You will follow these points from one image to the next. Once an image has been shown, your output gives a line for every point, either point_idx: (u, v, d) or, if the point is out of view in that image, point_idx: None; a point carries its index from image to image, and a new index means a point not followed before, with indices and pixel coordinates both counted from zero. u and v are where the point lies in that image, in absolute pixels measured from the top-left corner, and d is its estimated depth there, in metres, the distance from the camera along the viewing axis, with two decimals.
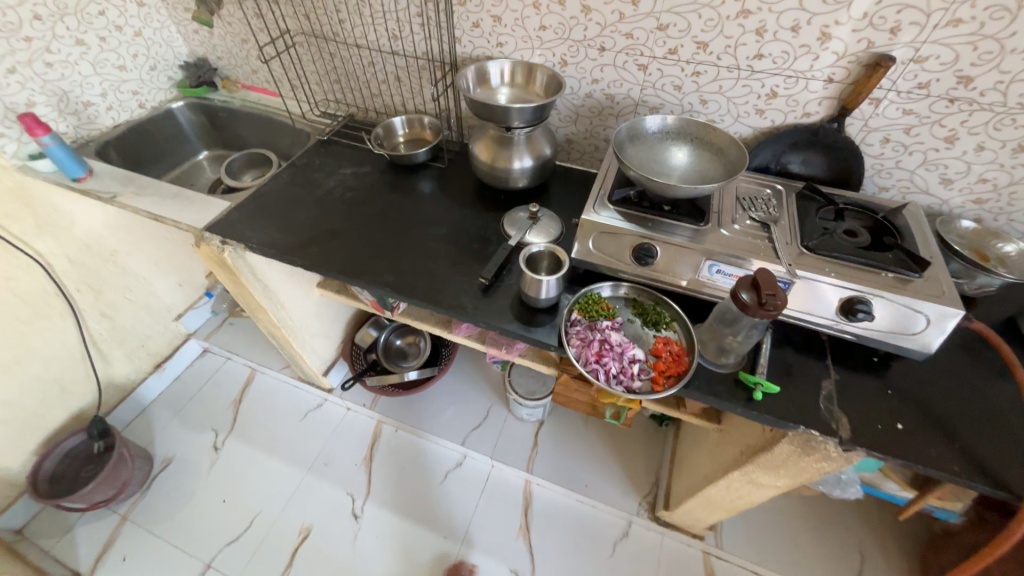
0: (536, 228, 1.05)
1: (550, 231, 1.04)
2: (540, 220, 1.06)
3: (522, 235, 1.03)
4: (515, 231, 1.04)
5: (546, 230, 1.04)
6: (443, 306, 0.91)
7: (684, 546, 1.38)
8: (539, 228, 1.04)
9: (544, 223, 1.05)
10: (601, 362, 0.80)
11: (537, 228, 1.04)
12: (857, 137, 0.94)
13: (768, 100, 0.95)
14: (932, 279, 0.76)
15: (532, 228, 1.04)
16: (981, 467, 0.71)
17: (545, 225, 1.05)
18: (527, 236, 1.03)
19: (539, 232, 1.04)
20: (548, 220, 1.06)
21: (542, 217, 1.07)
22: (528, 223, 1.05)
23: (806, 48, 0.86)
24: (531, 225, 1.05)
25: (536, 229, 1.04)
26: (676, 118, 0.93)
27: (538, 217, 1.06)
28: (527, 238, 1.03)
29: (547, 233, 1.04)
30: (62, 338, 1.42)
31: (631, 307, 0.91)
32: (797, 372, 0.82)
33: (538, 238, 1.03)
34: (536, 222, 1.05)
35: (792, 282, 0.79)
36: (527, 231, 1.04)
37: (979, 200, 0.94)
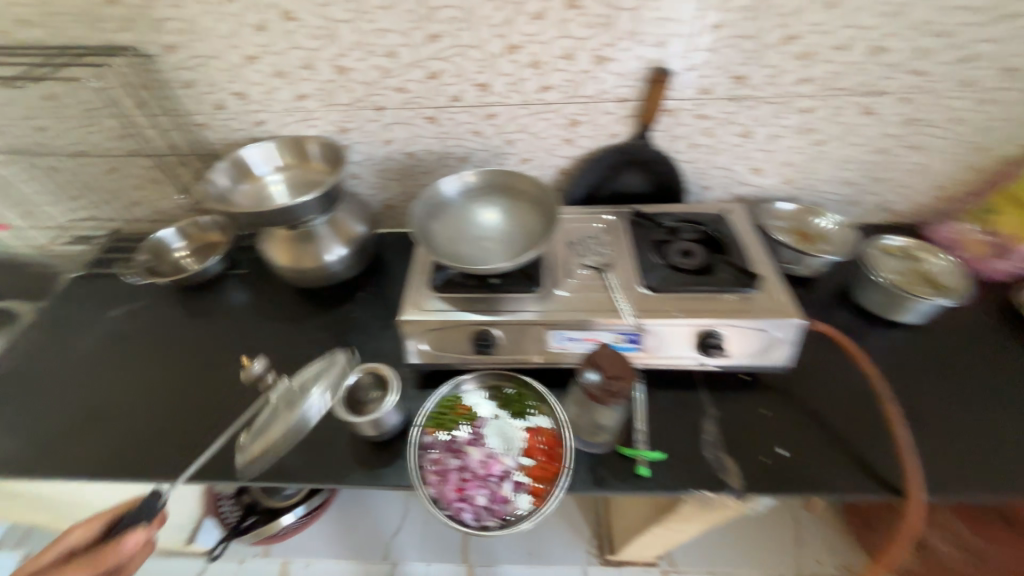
0: (299, 392, 0.69)
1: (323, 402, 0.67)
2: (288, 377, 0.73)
3: (260, 431, 0.69)
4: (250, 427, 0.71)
5: (312, 401, 0.66)
6: (264, 478, 0.71)
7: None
8: (295, 397, 0.68)
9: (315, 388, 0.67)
10: (467, 496, 0.66)
11: (297, 396, 0.68)
12: (667, 148, 0.90)
13: (572, 129, 0.87)
14: (767, 290, 0.74)
15: (291, 403, 0.68)
16: (868, 471, 0.68)
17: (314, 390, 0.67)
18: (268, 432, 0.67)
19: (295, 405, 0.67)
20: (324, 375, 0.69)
21: (320, 362, 0.73)
22: (286, 399, 0.69)
23: (587, 72, 0.78)
24: (288, 387, 0.71)
25: (293, 390, 0.69)
26: (476, 174, 0.80)
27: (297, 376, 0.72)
28: (267, 439, 0.67)
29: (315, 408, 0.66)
30: None
31: (492, 399, 0.78)
32: (677, 419, 0.75)
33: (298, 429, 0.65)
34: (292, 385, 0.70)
35: (643, 333, 0.72)
36: (274, 411, 0.69)
37: (789, 180, 0.95)
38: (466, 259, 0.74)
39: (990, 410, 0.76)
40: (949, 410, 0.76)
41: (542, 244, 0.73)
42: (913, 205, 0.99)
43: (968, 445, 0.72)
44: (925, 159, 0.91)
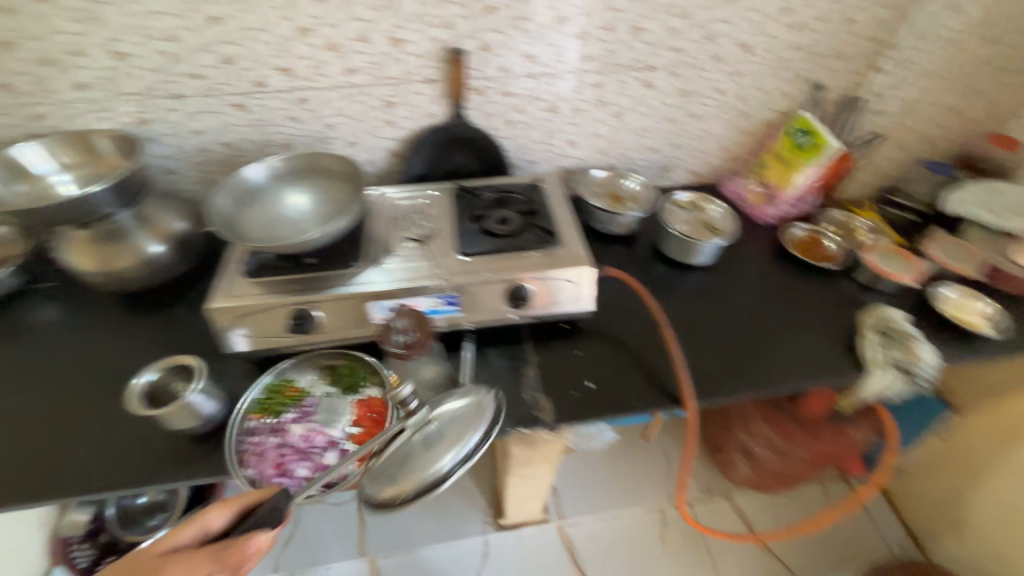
0: (449, 428, 0.61)
1: (480, 438, 0.61)
2: (434, 404, 0.63)
3: (402, 465, 0.59)
4: (383, 452, 0.60)
5: (472, 436, 0.60)
6: (60, 494, 0.65)
7: (545, 537, 1.36)
8: (448, 435, 0.60)
9: (476, 428, 0.61)
10: (286, 471, 0.67)
11: (451, 434, 0.60)
12: (485, 125, 0.96)
13: (389, 110, 0.90)
14: (567, 244, 0.83)
15: (443, 441, 0.59)
16: (658, 390, 0.79)
17: (473, 428, 0.61)
18: (421, 471, 0.58)
19: (453, 442, 0.60)
20: (475, 412, 0.62)
21: (465, 401, 0.63)
22: (433, 435, 0.60)
23: (386, 54, 0.82)
24: (435, 420, 0.61)
25: (443, 427, 0.61)
26: (283, 161, 0.80)
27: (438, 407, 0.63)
28: (418, 479, 0.58)
29: (468, 449, 0.60)
30: None
31: (325, 376, 0.78)
32: (502, 370, 0.81)
33: (456, 467, 0.59)
34: (440, 418, 0.61)
35: (458, 295, 0.77)
36: (420, 446, 0.60)
37: (602, 150, 1.06)
38: (268, 238, 0.73)
39: (759, 327, 0.92)
40: (728, 331, 0.91)
41: (347, 220, 0.74)
42: (709, 166, 1.15)
43: (739, 358, 0.86)
44: (706, 125, 1.06)
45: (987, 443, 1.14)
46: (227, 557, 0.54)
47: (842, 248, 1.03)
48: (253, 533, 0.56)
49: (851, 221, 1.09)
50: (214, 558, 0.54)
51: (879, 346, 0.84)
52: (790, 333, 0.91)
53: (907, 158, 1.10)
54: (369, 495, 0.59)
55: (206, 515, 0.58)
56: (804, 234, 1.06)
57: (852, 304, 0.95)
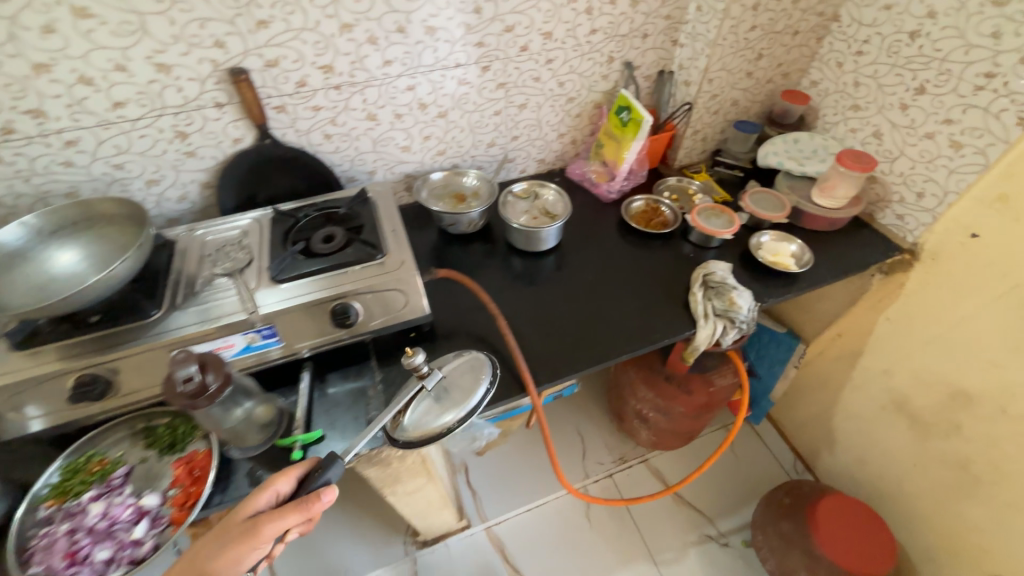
0: (461, 383, 0.68)
1: (487, 388, 0.68)
2: (448, 367, 0.71)
3: (424, 415, 0.66)
4: (408, 405, 0.66)
5: (481, 385, 0.68)
6: None
7: (471, 543, 1.35)
8: (463, 388, 0.68)
9: (481, 380, 0.68)
10: (83, 558, 0.59)
11: (462, 388, 0.68)
12: (301, 142, 0.92)
13: (183, 141, 0.83)
14: (391, 253, 0.82)
15: (458, 391, 0.67)
16: (504, 381, 0.80)
17: (479, 381, 0.68)
18: (442, 417, 0.65)
19: (466, 393, 0.67)
20: (477, 368, 0.70)
21: (467, 359, 0.72)
22: (449, 388, 0.68)
23: (156, 83, 0.76)
24: (445, 379, 0.69)
25: (454, 381, 0.69)
26: (43, 215, 0.71)
27: (448, 369, 0.71)
28: (442, 421, 0.64)
29: (478, 397, 0.67)
30: None
31: (141, 440, 0.70)
32: (344, 395, 0.78)
33: (472, 410, 0.66)
34: (452, 375, 0.70)
35: (272, 325, 0.73)
36: (438, 399, 0.67)
37: (440, 151, 1.05)
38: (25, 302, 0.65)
39: (603, 300, 0.95)
40: (574, 311, 0.93)
41: (124, 271, 0.68)
42: (554, 152, 1.18)
43: (584, 334, 0.89)
44: (537, 114, 1.09)
45: (836, 364, 1.27)
46: (312, 506, 0.57)
47: (676, 212, 1.10)
48: (312, 497, 0.57)
49: (686, 185, 1.18)
50: (302, 506, 0.56)
51: (703, 302, 0.91)
52: (632, 300, 0.95)
53: (725, 121, 1.19)
54: (402, 443, 0.66)
55: (273, 481, 0.59)
56: (642, 204, 1.13)
57: (686, 264, 1.01)
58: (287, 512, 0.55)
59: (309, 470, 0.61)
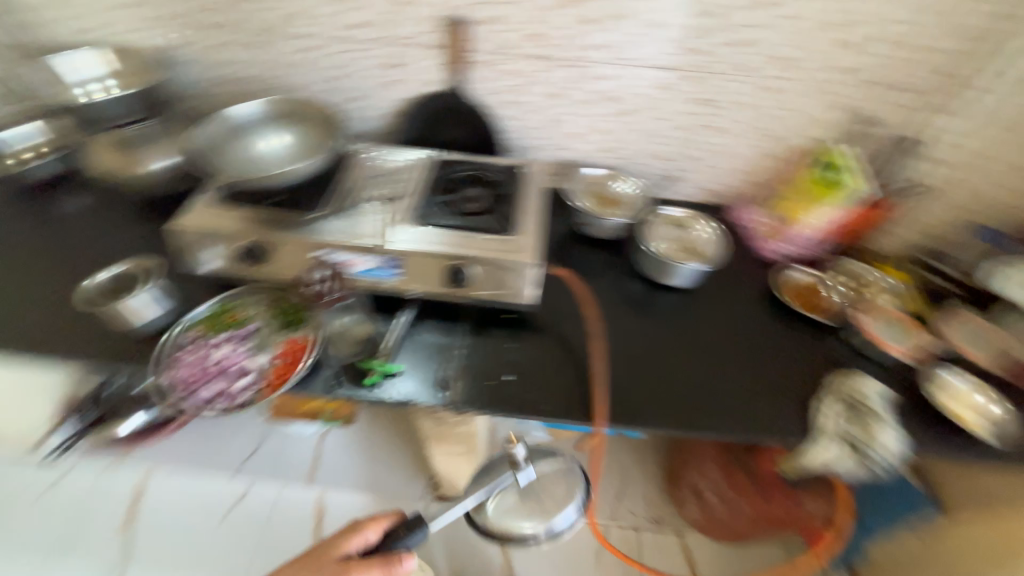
0: (547, 506, 0.87)
1: (575, 514, 0.87)
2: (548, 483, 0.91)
3: (508, 512, 0.87)
4: (495, 496, 0.88)
5: (571, 501, 0.88)
6: (23, 347, 0.76)
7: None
8: (554, 496, 0.88)
9: (573, 498, 0.88)
10: (198, 386, 0.74)
11: (546, 505, 0.87)
12: (481, 101, 0.95)
13: (390, 72, 0.92)
14: (523, 233, 0.81)
15: (547, 504, 0.87)
16: (575, 398, 0.77)
17: (574, 498, 0.88)
18: (526, 522, 0.85)
19: (547, 512, 0.86)
20: (572, 485, 0.89)
21: (565, 465, 0.93)
22: (538, 498, 0.88)
23: (390, 14, 0.85)
24: (540, 477, 0.91)
25: (551, 487, 0.90)
26: (273, 102, 0.86)
27: (547, 470, 0.92)
28: (525, 525, 0.85)
29: (566, 521, 0.86)
30: None
31: (271, 310, 0.83)
32: (430, 342, 0.82)
33: (556, 532, 0.84)
34: (545, 483, 0.90)
35: (397, 259, 0.78)
36: (524, 505, 0.88)
37: (604, 148, 1.01)
38: (239, 168, 0.79)
39: (714, 365, 0.84)
40: (677, 362, 0.84)
41: (309, 166, 0.78)
42: (728, 186, 1.04)
43: (678, 392, 0.80)
44: (723, 141, 0.97)
45: None
46: (395, 567, 0.69)
47: (839, 302, 0.92)
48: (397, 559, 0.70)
49: (865, 274, 0.97)
50: (389, 564, 0.69)
51: (835, 416, 0.76)
52: (745, 376, 0.83)
53: (956, 219, 0.94)
54: (481, 526, 0.87)
55: (368, 528, 0.74)
56: (804, 279, 0.97)
57: (829, 363, 0.85)
58: (374, 566, 0.68)
59: (396, 525, 0.75)
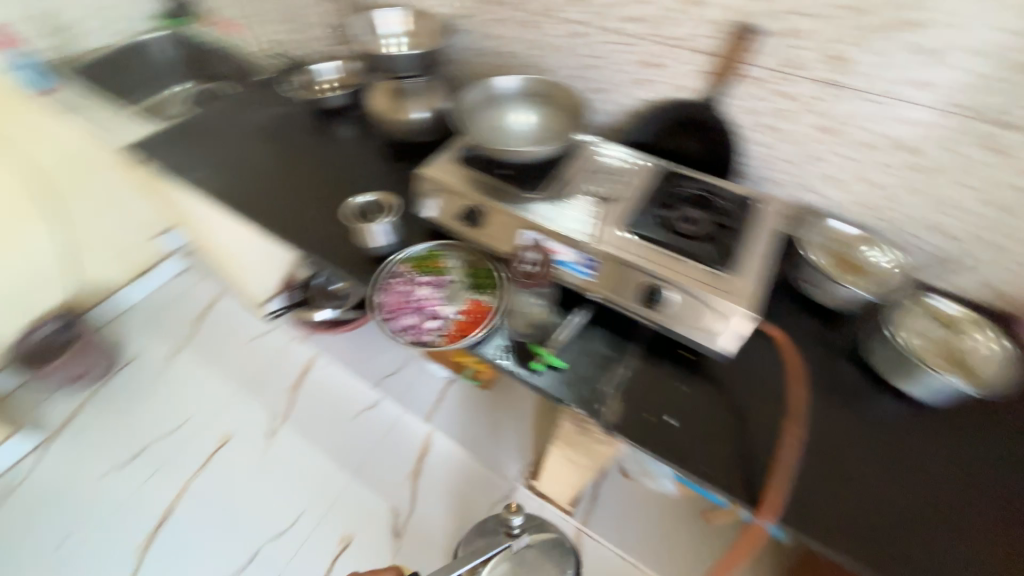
0: None
1: None
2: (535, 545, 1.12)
3: None
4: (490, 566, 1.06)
5: None
6: (297, 240, 0.98)
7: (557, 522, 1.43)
8: None
9: None
10: (399, 314, 0.84)
11: None
12: (731, 118, 0.87)
13: (645, 70, 0.89)
14: (742, 274, 0.72)
15: None
16: (742, 473, 0.68)
17: None
18: None
19: None
20: None
21: None
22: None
23: (671, 12, 0.81)
24: None
25: None
26: (532, 81, 0.91)
27: None
28: None
29: None
30: (30, 242, 1.61)
31: (465, 268, 0.91)
32: (597, 350, 0.81)
33: None
34: None
35: (596, 262, 0.77)
36: None
37: (863, 203, 0.84)
38: (488, 135, 0.86)
39: (946, 517, 0.64)
40: (896, 492, 0.66)
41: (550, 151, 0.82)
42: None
43: (885, 529, 0.63)
44: None
45: None
46: None
47: None
48: None
49: None
50: None
51: None
52: (987, 546, 0.62)
53: None
54: None
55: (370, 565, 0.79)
56: None
57: None
58: None
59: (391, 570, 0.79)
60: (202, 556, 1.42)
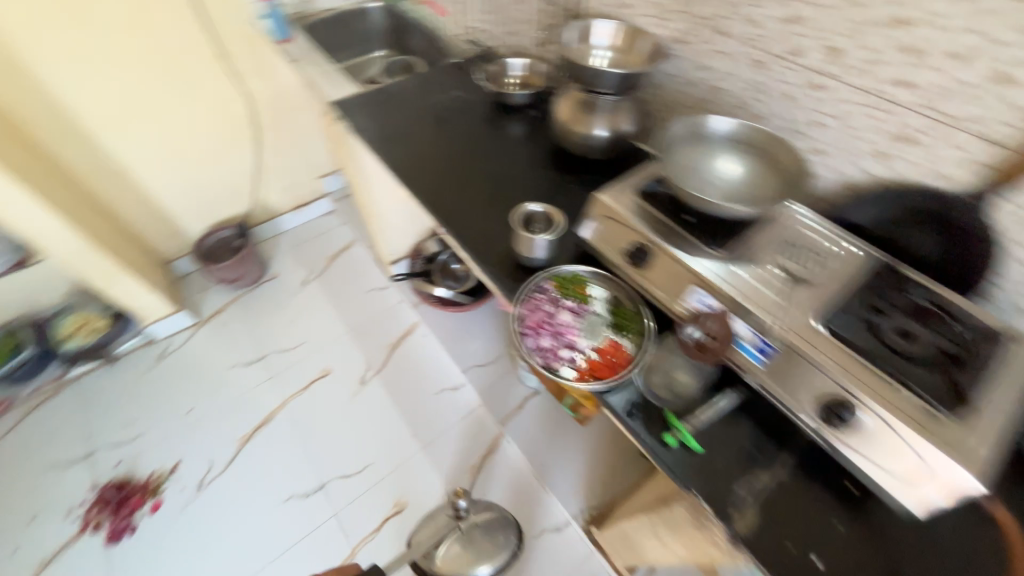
0: None
1: None
2: (482, 519, 1.07)
3: None
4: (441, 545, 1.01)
5: None
6: (454, 228, 1.02)
7: None
8: None
9: None
10: (537, 333, 0.82)
11: None
12: (1000, 226, 0.69)
13: (895, 145, 0.75)
14: (975, 428, 0.57)
15: None
16: None
17: None
18: None
19: None
20: None
21: None
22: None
23: (963, 86, 0.66)
24: None
25: None
26: (749, 127, 0.82)
27: None
28: None
29: None
30: (232, 160, 1.91)
31: (608, 304, 0.86)
32: (742, 444, 0.71)
33: None
34: None
35: (775, 348, 0.68)
36: None
37: None
38: (684, 176, 0.80)
39: None
40: None
41: (757, 211, 0.73)
42: None
43: None
44: None
45: None
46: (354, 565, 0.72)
47: None
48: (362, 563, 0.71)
49: None
50: None
51: None
52: None
53: None
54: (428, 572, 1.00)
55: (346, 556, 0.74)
56: None
57: None
58: None
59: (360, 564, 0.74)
60: (286, 468, 1.60)
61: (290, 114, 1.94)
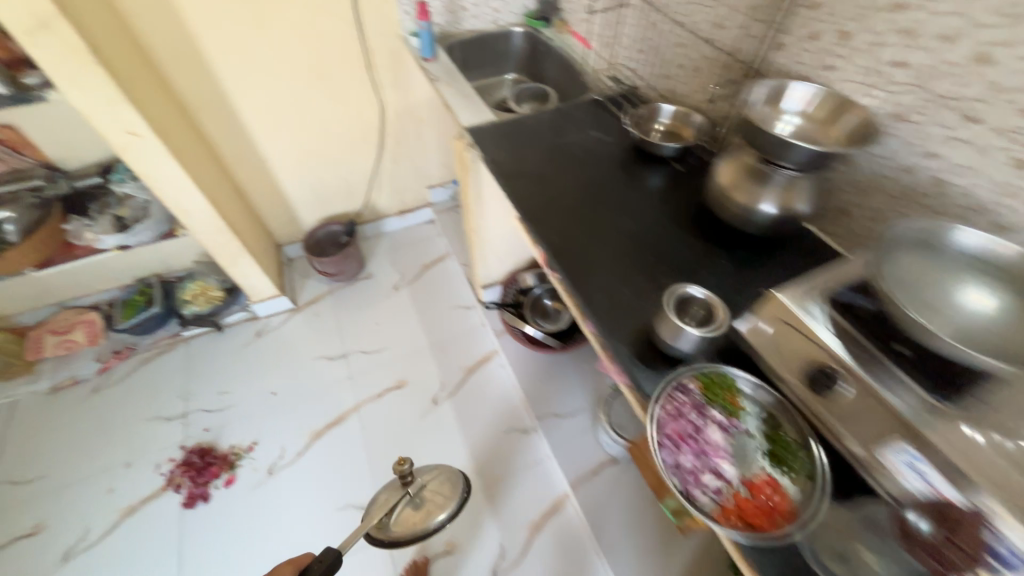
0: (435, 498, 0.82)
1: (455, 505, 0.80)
2: (430, 481, 0.85)
3: (405, 517, 0.78)
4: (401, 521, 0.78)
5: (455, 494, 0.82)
6: (580, 288, 0.92)
7: None
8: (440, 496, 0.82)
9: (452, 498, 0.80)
10: (676, 446, 0.69)
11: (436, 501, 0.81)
12: None
13: None
14: None
15: (435, 501, 0.81)
16: None
17: (456, 491, 0.82)
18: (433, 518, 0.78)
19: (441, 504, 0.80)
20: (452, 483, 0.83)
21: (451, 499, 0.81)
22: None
23: None
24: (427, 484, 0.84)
25: (435, 491, 0.83)
26: (1011, 250, 0.65)
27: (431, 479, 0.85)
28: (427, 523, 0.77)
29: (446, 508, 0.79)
30: (354, 162, 1.99)
31: (765, 423, 0.71)
32: None
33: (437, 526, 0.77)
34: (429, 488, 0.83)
35: None
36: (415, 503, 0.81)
37: None
38: (908, 295, 0.64)
39: None
40: None
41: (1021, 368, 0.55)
42: None
43: None
44: None
45: None
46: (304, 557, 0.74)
47: None
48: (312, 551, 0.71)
49: None
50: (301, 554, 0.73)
51: None
52: None
53: None
54: None
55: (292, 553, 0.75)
56: None
57: None
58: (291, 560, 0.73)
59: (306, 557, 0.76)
60: (348, 474, 1.60)
61: (414, 125, 1.99)
